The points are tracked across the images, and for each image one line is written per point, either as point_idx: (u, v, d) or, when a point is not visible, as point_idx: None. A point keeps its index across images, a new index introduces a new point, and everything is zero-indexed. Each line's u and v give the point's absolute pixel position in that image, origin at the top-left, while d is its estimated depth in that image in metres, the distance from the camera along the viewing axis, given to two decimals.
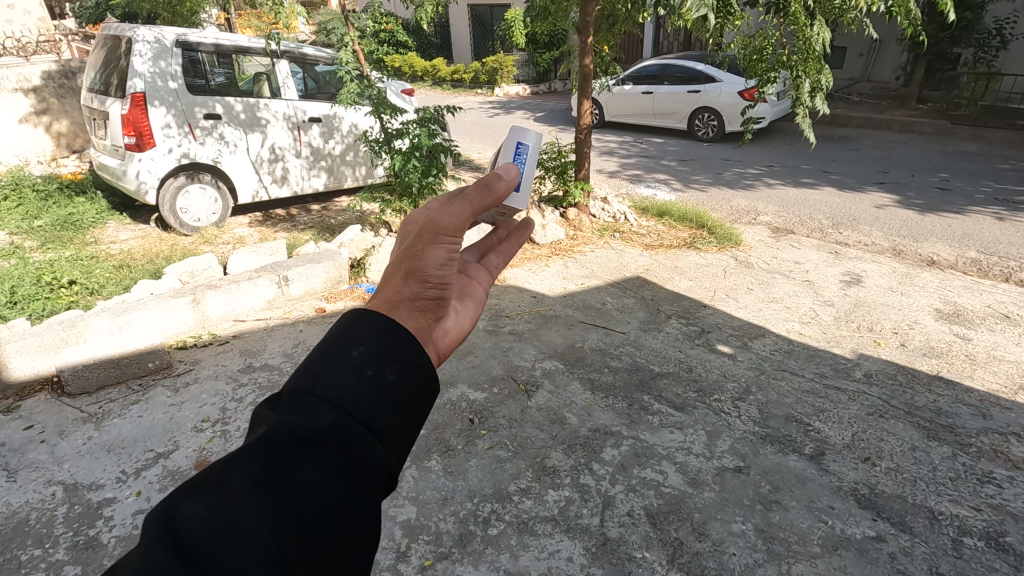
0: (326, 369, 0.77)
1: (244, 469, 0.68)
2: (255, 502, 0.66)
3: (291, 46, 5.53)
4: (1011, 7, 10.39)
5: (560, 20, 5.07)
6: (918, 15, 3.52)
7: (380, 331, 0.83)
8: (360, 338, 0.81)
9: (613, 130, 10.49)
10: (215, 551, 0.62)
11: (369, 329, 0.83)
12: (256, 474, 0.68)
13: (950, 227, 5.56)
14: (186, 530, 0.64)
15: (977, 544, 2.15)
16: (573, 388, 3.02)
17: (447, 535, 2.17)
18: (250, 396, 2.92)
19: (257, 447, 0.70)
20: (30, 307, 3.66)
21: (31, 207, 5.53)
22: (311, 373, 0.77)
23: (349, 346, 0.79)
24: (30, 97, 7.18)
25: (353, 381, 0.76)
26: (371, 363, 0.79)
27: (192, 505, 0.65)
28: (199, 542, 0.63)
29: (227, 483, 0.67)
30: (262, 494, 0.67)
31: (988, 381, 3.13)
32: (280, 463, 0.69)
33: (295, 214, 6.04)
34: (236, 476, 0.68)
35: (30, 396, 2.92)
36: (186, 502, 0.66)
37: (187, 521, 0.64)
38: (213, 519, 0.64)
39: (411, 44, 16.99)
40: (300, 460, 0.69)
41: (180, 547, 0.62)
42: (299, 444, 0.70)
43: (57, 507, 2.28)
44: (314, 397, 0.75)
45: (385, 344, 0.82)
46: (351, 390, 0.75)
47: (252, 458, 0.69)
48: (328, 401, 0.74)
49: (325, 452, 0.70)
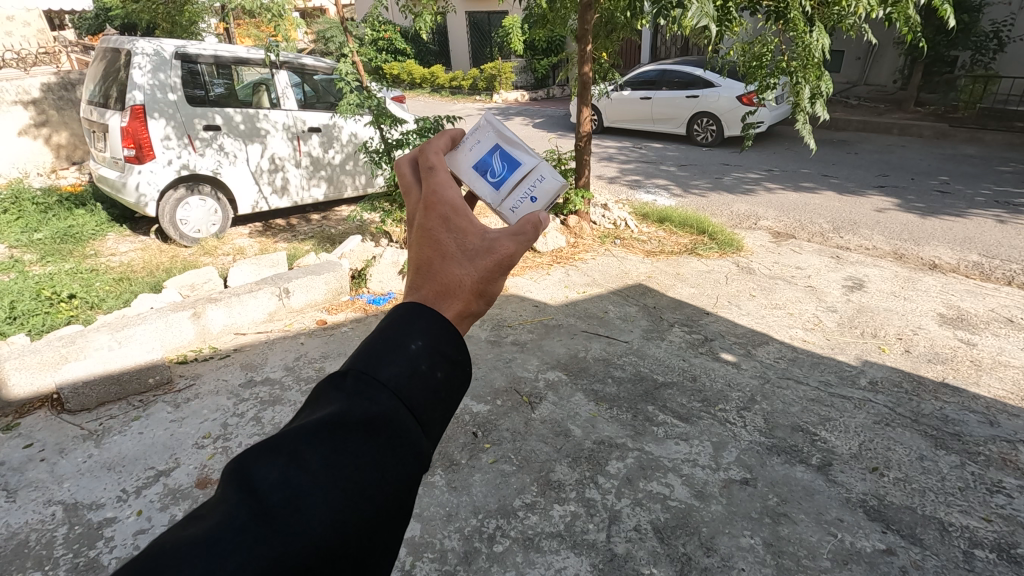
0: (386, 352, 0.69)
1: (311, 445, 0.61)
2: (324, 479, 0.60)
3: (290, 57, 5.54)
4: (1006, 10, 10.45)
5: (558, 27, 5.02)
6: (918, 21, 3.49)
7: (442, 331, 0.73)
8: (420, 327, 0.72)
9: (612, 135, 10.50)
10: (285, 525, 0.56)
11: (428, 318, 0.73)
12: (323, 450, 0.61)
13: (951, 230, 5.54)
14: (262, 493, 0.58)
15: (989, 557, 2.13)
16: (577, 399, 3.00)
17: (452, 553, 2.15)
18: (251, 411, 2.89)
19: (321, 423, 0.63)
20: (30, 323, 3.64)
21: (31, 220, 5.52)
22: (374, 354, 0.69)
23: (407, 336, 0.70)
24: (29, 110, 7.19)
25: (413, 371, 0.68)
26: (431, 356, 0.70)
27: (264, 468, 0.60)
28: (273, 511, 0.57)
29: (298, 453, 0.61)
30: (330, 472, 0.60)
31: (994, 387, 3.11)
32: (344, 443, 0.62)
33: (295, 224, 6.04)
34: (304, 448, 0.61)
35: (29, 414, 2.91)
36: (258, 465, 0.60)
37: (261, 484, 0.59)
38: (285, 488, 0.58)
39: (410, 52, 17.07)
40: (361, 446, 0.62)
41: (252, 511, 0.57)
42: (362, 429, 0.63)
43: (57, 528, 2.26)
44: (376, 381, 0.67)
45: (447, 336, 0.73)
46: (411, 380, 0.68)
47: (316, 434, 0.62)
48: (387, 387, 0.67)
49: (386, 440, 0.64)
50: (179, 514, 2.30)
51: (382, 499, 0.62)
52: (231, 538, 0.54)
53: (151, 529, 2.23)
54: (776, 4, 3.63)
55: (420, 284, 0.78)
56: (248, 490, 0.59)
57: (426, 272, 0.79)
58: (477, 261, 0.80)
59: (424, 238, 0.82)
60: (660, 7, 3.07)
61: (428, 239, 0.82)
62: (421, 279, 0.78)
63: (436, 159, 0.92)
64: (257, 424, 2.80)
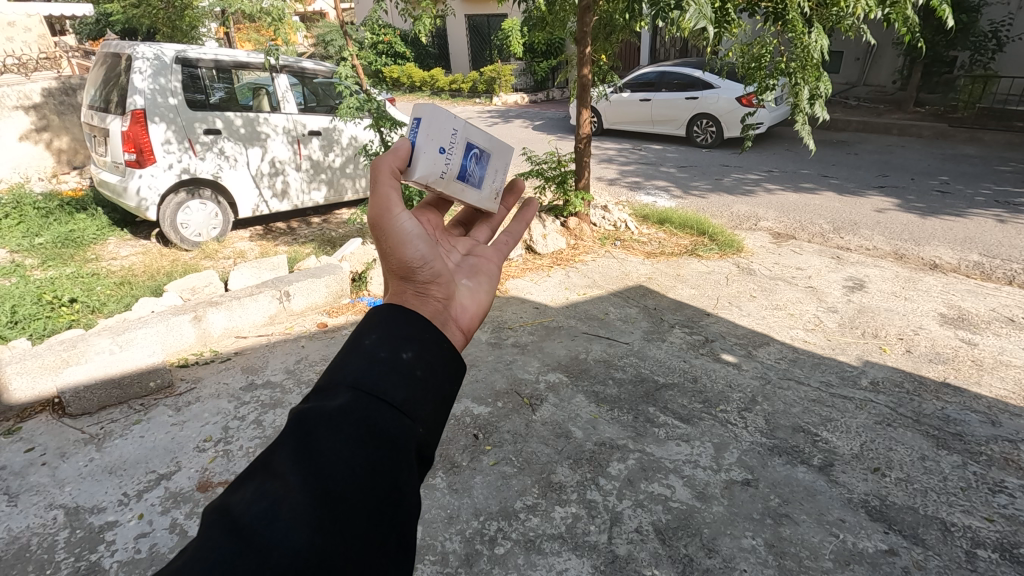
0: (346, 362, 0.87)
1: (287, 451, 0.77)
2: (296, 478, 0.74)
3: (290, 60, 5.55)
4: (1005, 11, 10.48)
5: (557, 29, 5.02)
6: (917, 21, 3.48)
7: (383, 316, 0.95)
8: (370, 330, 0.91)
9: (611, 137, 10.52)
10: (265, 526, 0.69)
11: (377, 322, 0.94)
12: (293, 455, 0.77)
13: (951, 230, 5.54)
14: (241, 512, 0.72)
15: (992, 556, 2.12)
16: (577, 401, 3.00)
17: (454, 555, 2.14)
18: (252, 414, 2.89)
19: (292, 433, 0.79)
20: (31, 327, 3.65)
21: (32, 225, 5.53)
22: (335, 368, 0.87)
23: (361, 341, 0.90)
24: (30, 115, 7.21)
25: (367, 364, 0.86)
26: (382, 347, 0.89)
27: (247, 487, 0.74)
28: (251, 521, 0.70)
29: (273, 465, 0.76)
30: (302, 470, 0.75)
31: (996, 387, 3.10)
32: (311, 440, 0.77)
33: (296, 227, 6.05)
34: (280, 458, 0.77)
35: (30, 418, 2.91)
36: (239, 491, 0.75)
37: (241, 503, 0.73)
38: (263, 497, 0.72)
39: (409, 55, 17.10)
40: (325, 440, 0.77)
41: (239, 527, 0.70)
42: (324, 424, 0.78)
43: (59, 531, 2.26)
44: (338, 383, 0.84)
45: (391, 329, 0.92)
46: (365, 373, 0.85)
47: (291, 443, 0.78)
48: (343, 387, 0.83)
49: (351, 428, 0.78)
50: (180, 517, 2.30)
51: (352, 479, 0.74)
52: (222, 547, 0.67)
53: (152, 533, 2.23)
54: (774, 5, 3.63)
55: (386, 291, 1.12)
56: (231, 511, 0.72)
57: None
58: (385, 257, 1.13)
59: None
60: (659, 8, 3.07)
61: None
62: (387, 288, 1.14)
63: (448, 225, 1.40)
64: (258, 427, 2.80)
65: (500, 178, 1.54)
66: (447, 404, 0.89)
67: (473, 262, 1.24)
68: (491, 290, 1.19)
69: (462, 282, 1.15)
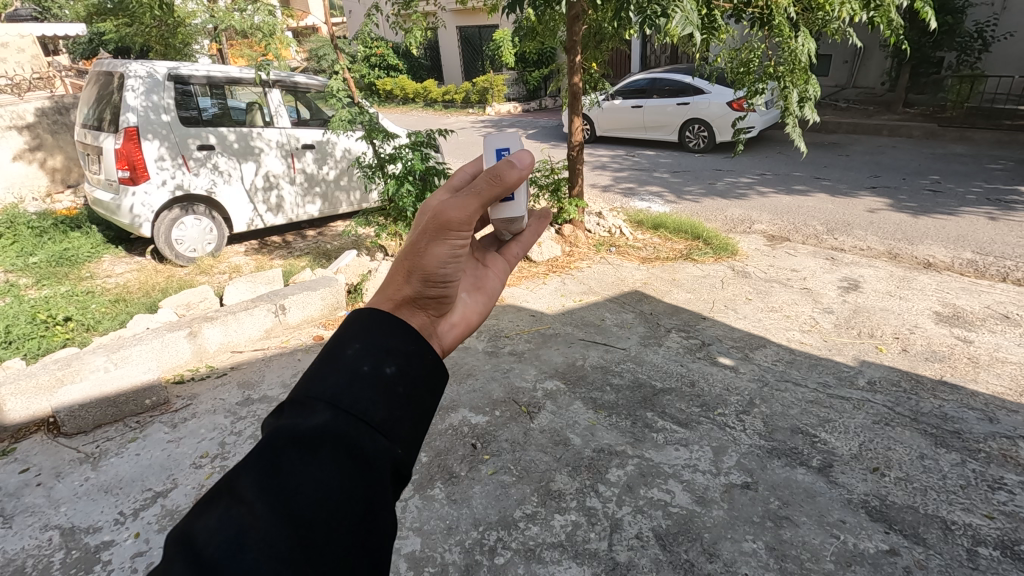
0: (321, 373, 0.85)
1: (251, 477, 0.76)
2: (263, 507, 0.74)
3: (283, 75, 5.56)
4: (989, 12, 10.64)
5: (548, 39, 5.04)
6: (902, 23, 3.53)
7: (381, 329, 0.92)
8: (353, 339, 0.88)
9: (604, 144, 10.57)
10: (228, 559, 0.69)
11: (360, 328, 0.91)
12: (259, 481, 0.76)
13: (943, 228, 5.58)
14: (206, 541, 0.71)
15: (993, 554, 2.12)
16: (575, 408, 2.99)
17: (453, 566, 2.13)
18: (249, 429, 2.88)
19: (258, 456, 0.78)
20: (25, 346, 3.64)
21: (26, 244, 5.51)
22: (315, 378, 0.85)
23: (341, 348, 0.87)
24: (23, 135, 7.22)
25: (348, 379, 0.83)
26: (362, 360, 0.86)
27: (213, 515, 0.74)
28: (217, 549, 0.70)
29: (238, 490, 0.76)
30: (269, 500, 0.74)
31: (992, 384, 3.11)
32: (280, 465, 0.76)
33: (291, 241, 6.08)
34: (244, 484, 0.76)
35: (25, 439, 2.89)
36: (202, 517, 0.75)
37: (203, 533, 0.72)
38: (229, 525, 0.72)
39: (402, 67, 17.26)
40: (295, 467, 0.76)
41: (199, 556, 0.70)
42: (295, 446, 0.77)
43: (54, 553, 2.24)
44: (314, 399, 0.82)
45: (375, 339, 0.89)
46: (346, 388, 0.82)
47: (257, 468, 0.77)
48: (319, 403, 0.81)
49: (328, 451, 0.77)
50: None
51: (320, 508, 0.74)
52: None
53: (148, 551, 2.22)
54: (761, 9, 3.70)
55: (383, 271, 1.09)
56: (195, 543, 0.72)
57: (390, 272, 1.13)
58: (414, 244, 1.08)
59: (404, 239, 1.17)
60: (646, 15, 3.12)
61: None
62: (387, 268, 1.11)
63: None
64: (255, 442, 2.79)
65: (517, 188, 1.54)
66: (428, 418, 0.88)
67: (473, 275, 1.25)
68: (481, 310, 1.21)
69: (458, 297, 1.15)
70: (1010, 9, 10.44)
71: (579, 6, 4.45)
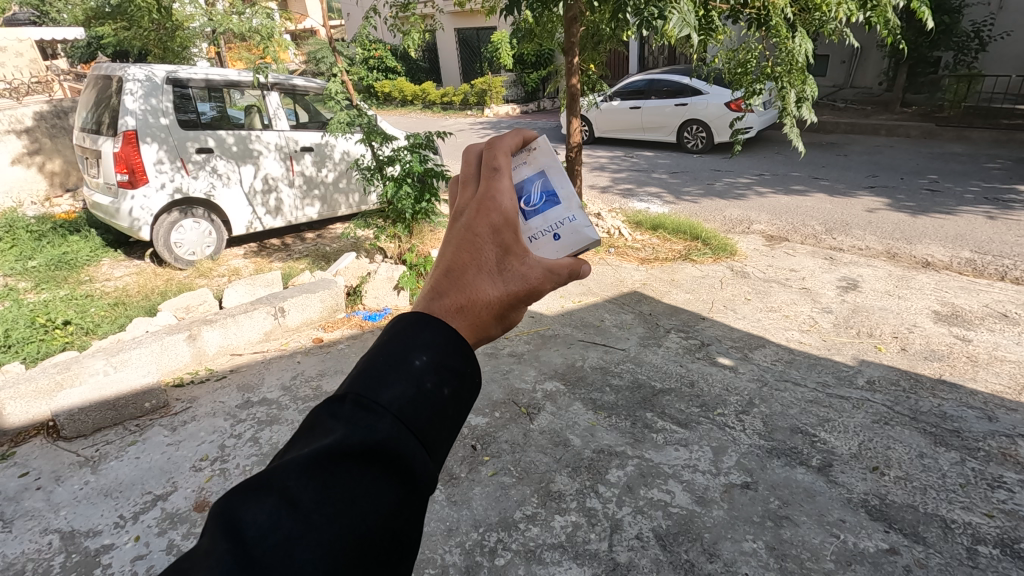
0: (386, 374, 0.74)
1: (303, 479, 0.66)
2: (318, 515, 0.65)
3: (281, 78, 5.56)
4: (985, 12, 10.68)
5: (546, 41, 5.04)
6: (898, 23, 3.54)
7: (465, 367, 0.79)
8: (422, 344, 0.77)
9: (602, 145, 10.59)
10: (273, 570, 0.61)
11: (431, 335, 0.78)
12: (313, 485, 0.66)
13: (942, 227, 5.59)
14: (253, 540, 0.62)
15: (993, 552, 2.12)
16: (575, 409, 2.99)
17: (453, 567, 2.13)
18: (249, 432, 2.88)
19: (313, 455, 0.67)
20: (24, 350, 3.64)
21: (25, 248, 5.51)
22: (378, 379, 0.73)
23: (412, 353, 0.75)
24: (21, 139, 7.23)
25: (413, 392, 0.73)
26: (432, 374, 0.75)
27: (256, 509, 0.64)
28: (264, 552, 0.62)
29: (287, 489, 0.66)
30: (324, 510, 0.65)
31: (991, 383, 3.11)
32: (337, 473, 0.67)
33: (290, 243, 6.08)
34: (294, 484, 0.66)
35: (24, 443, 2.89)
36: (246, 509, 0.65)
37: (250, 528, 0.63)
38: (279, 528, 0.63)
39: (400, 69, 17.30)
40: (353, 477, 0.67)
41: (239, 556, 0.61)
42: (355, 458, 0.67)
43: (54, 556, 2.24)
44: (375, 403, 0.71)
45: (448, 352, 0.78)
46: (412, 401, 0.72)
47: (308, 468, 0.66)
48: (385, 412, 0.71)
49: (386, 468, 0.68)
50: (176, 538, 2.28)
51: (370, 529, 0.66)
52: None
53: (148, 555, 2.22)
54: (758, 9, 3.70)
55: (449, 291, 0.84)
56: (237, 538, 0.63)
57: (456, 279, 0.85)
58: (511, 287, 0.88)
59: (467, 239, 0.89)
60: (643, 16, 3.16)
61: (473, 246, 0.89)
62: (452, 284, 0.85)
63: (501, 159, 1.01)
64: (255, 444, 2.79)
65: None
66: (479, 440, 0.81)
67: None
68: None
69: None
70: (1006, 9, 10.48)
71: (576, 7, 4.45)
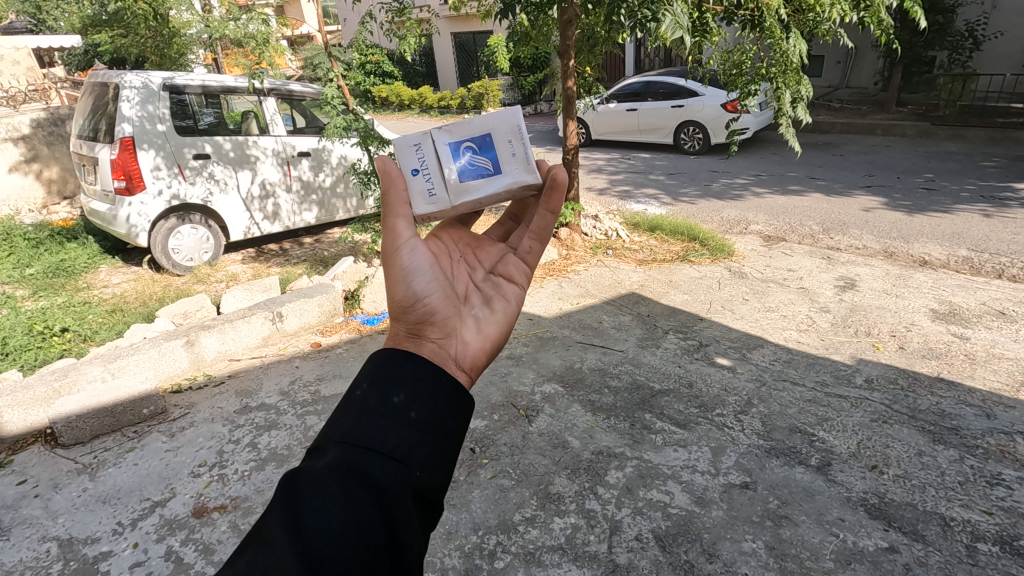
0: (339, 413, 0.90)
1: (275, 519, 0.78)
2: (286, 544, 0.75)
3: (278, 83, 5.56)
4: (979, 12, 10.76)
5: (541, 44, 5.01)
6: (891, 23, 3.55)
7: (398, 368, 0.96)
8: (362, 378, 0.94)
9: (600, 147, 10.62)
10: None
11: (372, 369, 0.96)
12: (285, 521, 0.77)
13: (939, 226, 5.61)
14: None
15: (992, 550, 2.12)
16: (574, 411, 2.99)
17: (453, 570, 2.13)
18: (247, 437, 2.88)
19: (281, 497, 0.80)
20: (22, 358, 3.64)
21: (23, 255, 5.50)
22: (331, 422, 0.90)
23: (352, 389, 0.93)
24: (19, 146, 7.22)
25: (360, 415, 0.88)
26: (374, 394, 0.91)
27: (236, 562, 0.75)
28: None
29: (263, 534, 0.77)
30: (292, 536, 0.75)
31: (989, 380, 3.12)
32: (300, 502, 0.78)
33: (288, 248, 6.09)
34: (268, 527, 0.78)
35: (22, 450, 2.89)
36: (231, 563, 0.75)
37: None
38: (253, 566, 0.73)
39: (398, 73, 17.34)
40: (313, 502, 0.78)
41: None
42: (313, 483, 0.79)
43: (52, 564, 2.23)
44: (329, 439, 0.86)
45: (383, 375, 0.95)
46: (356, 422, 0.87)
47: (280, 508, 0.79)
48: (333, 442, 0.85)
49: (342, 482, 0.80)
50: (175, 544, 2.28)
51: (336, 540, 0.75)
52: None
53: (147, 561, 2.21)
54: (751, 12, 3.65)
55: None
56: None
57: None
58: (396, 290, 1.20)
59: None
60: (637, 19, 3.09)
61: None
62: None
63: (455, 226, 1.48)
64: (253, 449, 2.79)
65: (519, 146, 1.47)
66: (448, 440, 0.92)
67: (490, 288, 1.29)
68: (503, 318, 1.23)
69: (471, 314, 1.21)
70: (1000, 8, 10.54)
71: (572, 10, 4.50)
